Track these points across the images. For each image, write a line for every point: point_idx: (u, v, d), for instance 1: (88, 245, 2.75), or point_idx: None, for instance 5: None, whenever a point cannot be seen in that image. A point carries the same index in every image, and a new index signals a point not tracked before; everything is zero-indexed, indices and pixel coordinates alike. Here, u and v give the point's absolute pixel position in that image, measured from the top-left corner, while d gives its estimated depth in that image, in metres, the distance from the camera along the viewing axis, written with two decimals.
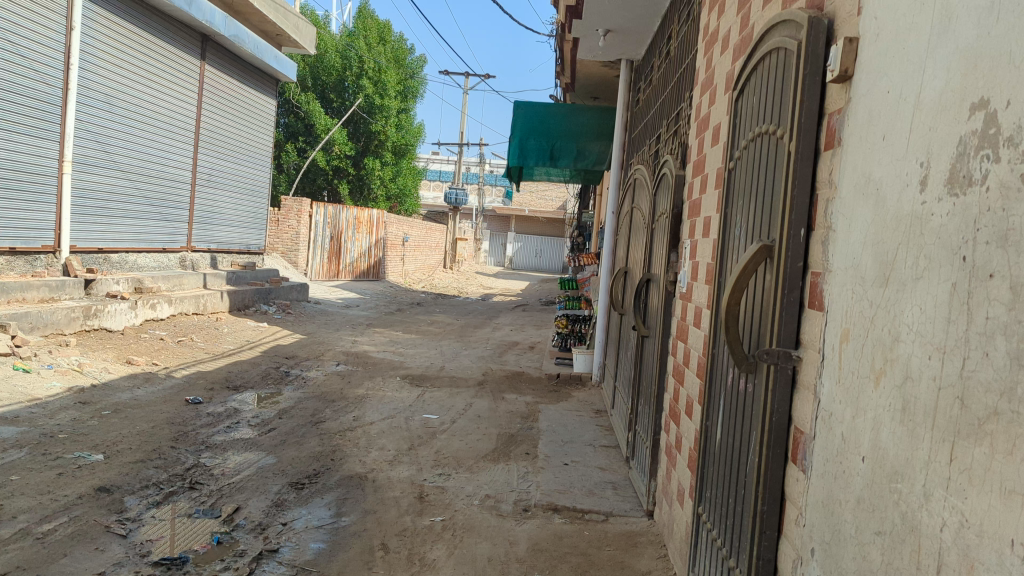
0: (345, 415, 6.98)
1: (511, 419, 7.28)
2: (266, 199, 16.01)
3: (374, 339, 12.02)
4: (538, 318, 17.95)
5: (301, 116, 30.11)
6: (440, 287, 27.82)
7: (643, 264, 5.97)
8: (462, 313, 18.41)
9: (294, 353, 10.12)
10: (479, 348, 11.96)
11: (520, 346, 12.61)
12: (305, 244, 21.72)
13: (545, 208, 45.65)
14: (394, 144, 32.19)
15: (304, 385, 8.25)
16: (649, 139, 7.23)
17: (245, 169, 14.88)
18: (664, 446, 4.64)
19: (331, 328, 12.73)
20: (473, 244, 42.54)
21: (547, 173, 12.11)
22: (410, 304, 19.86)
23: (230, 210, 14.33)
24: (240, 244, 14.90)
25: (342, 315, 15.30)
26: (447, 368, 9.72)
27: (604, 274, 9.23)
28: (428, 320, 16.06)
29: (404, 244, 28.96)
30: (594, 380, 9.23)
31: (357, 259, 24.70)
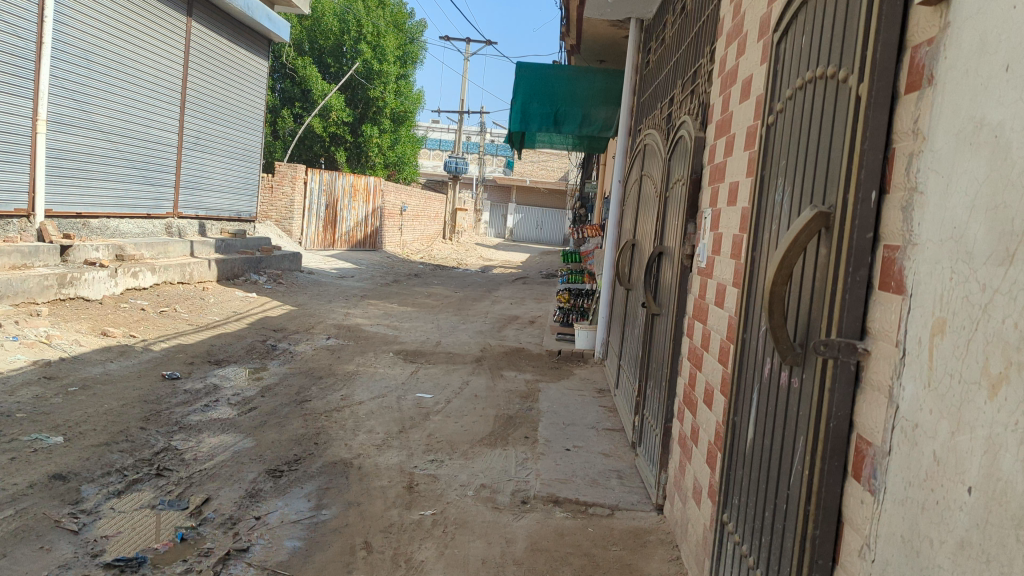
0: (333, 394, 6.57)
1: (509, 399, 6.86)
2: (258, 164, 15.49)
3: (367, 312, 11.59)
4: (538, 291, 17.51)
5: (297, 81, 29.45)
6: (439, 258, 27.37)
7: (654, 235, 5.51)
8: (461, 285, 17.96)
9: (282, 326, 9.68)
10: (477, 323, 11.53)
11: (520, 321, 12.19)
12: (300, 212, 21.26)
13: (546, 179, 45.03)
14: (393, 111, 31.54)
15: (291, 360, 7.84)
16: (661, 101, 6.73)
17: (236, 133, 14.34)
18: (677, 437, 4.21)
19: (323, 299, 12.29)
20: (473, 215, 41.99)
21: (550, 140, 11.61)
22: (407, 275, 19.41)
23: (220, 175, 13.83)
24: (230, 211, 14.43)
25: (336, 285, 14.84)
26: (442, 344, 9.29)
27: (608, 247, 8.78)
28: (425, 292, 15.62)
29: (403, 214, 28.44)
30: (596, 357, 8.81)
31: (354, 229, 24.21)
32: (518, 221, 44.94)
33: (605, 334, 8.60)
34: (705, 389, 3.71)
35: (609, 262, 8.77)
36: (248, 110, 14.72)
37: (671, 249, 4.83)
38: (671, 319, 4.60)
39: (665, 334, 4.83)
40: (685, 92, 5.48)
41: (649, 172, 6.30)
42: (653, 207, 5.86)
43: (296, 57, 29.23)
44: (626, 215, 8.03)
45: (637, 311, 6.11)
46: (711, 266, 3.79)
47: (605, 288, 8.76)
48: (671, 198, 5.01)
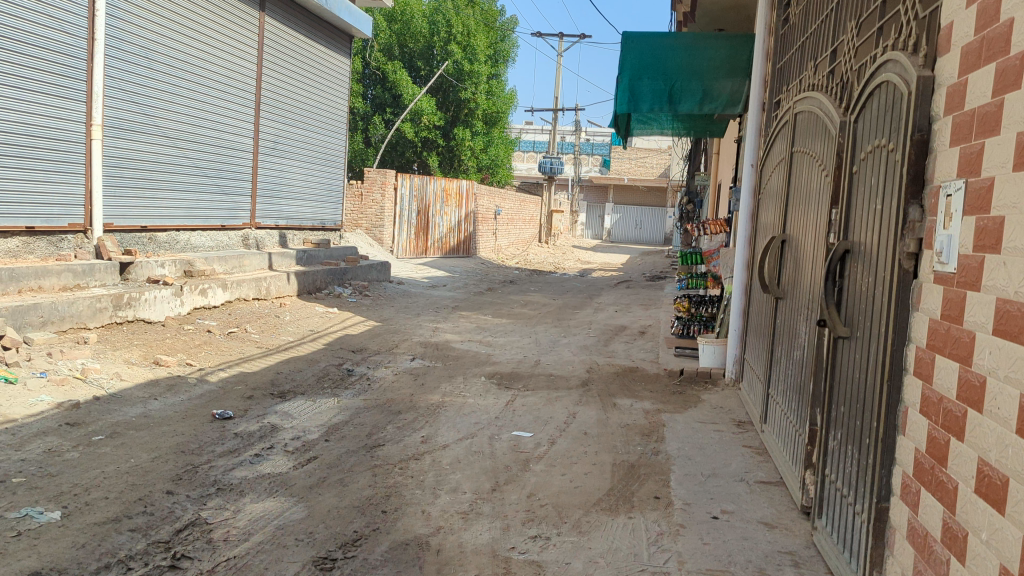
0: (411, 435, 5.36)
1: (628, 438, 5.49)
2: (342, 170, 14.68)
3: (457, 326, 10.45)
4: (644, 296, 16.02)
5: (388, 87, 28.80)
6: (536, 263, 26.18)
7: (828, 228, 4.06)
8: (560, 291, 16.67)
9: (363, 346, 8.61)
10: (580, 336, 10.19)
11: (629, 332, 10.77)
12: (390, 218, 20.50)
13: (645, 177, 43.21)
14: (485, 112, 30.53)
15: (367, 389, 6.71)
16: (816, 59, 5.27)
17: (317, 137, 13.54)
18: (904, 532, 2.76)
19: (410, 312, 11.22)
20: (569, 217, 40.66)
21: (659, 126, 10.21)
22: (502, 282, 18.24)
23: (300, 183, 13.07)
24: (313, 220, 13.64)
25: (426, 296, 13.80)
26: (542, 363, 8.00)
27: (739, 246, 7.32)
28: (521, 300, 14.38)
29: (497, 218, 27.38)
30: (728, 379, 7.35)
31: (447, 235, 23.27)
32: (616, 222, 43.31)
33: (741, 350, 7.16)
34: (976, 474, 2.26)
35: (743, 264, 7.30)
36: (329, 113, 13.91)
37: (865, 245, 3.38)
38: (876, 348, 3.14)
39: (858, 369, 3.37)
40: (867, 31, 4.01)
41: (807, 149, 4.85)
42: (819, 190, 4.41)
43: (385, 62, 28.61)
44: (765, 207, 6.57)
45: (800, 329, 4.65)
46: (978, 271, 2.35)
47: (739, 295, 7.30)
48: (861, 176, 3.56)
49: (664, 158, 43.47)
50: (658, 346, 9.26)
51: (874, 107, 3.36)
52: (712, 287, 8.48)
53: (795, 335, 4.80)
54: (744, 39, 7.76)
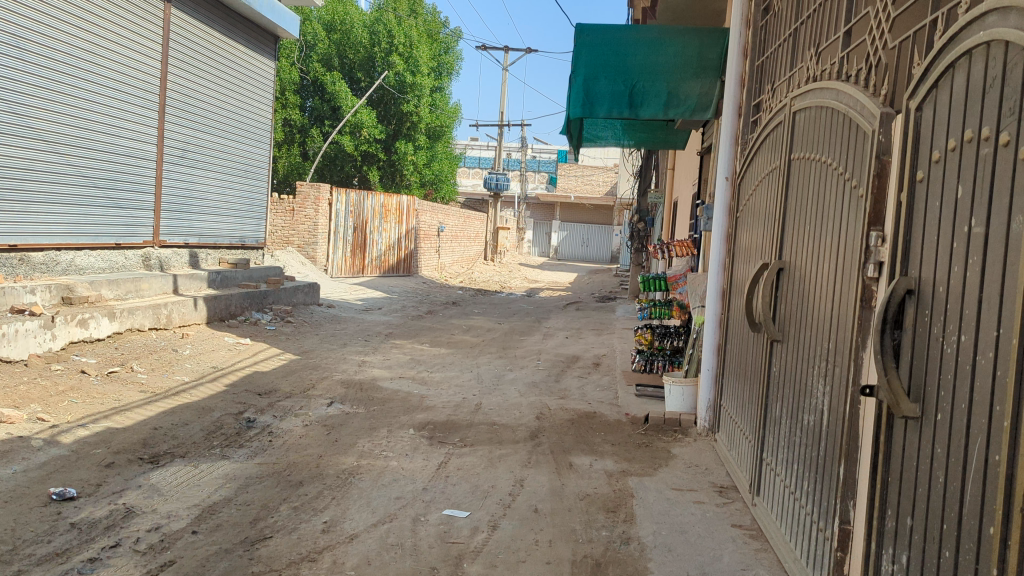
0: (311, 519, 4.14)
1: (589, 517, 4.35)
2: (265, 182, 13.36)
3: (388, 358, 9.22)
4: (595, 321, 14.98)
5: (326, 98, 27.48)
6: (480, 282, 25.04)
7: (862, 258, 2.95)
8: (506, 314, 15.53)
9: (273, 387, 7.33)
10: (528, 370, 9.04)
11: (581, 364, 9.67)
12: (325, 235, 19.19)
13: (591, 194, 42.47)
14: (428, 125, 29.42)
15: (267, 447, 5.45)
16: (815, 46, 4.21)
17: (236, 146, 12.21)
18: None
19: (336, 343, 9.94)
20: (515, 234, 39.67)
21: (614, 135, 9.19)
22: (443, 304, 17.04)
23: (215, 196, 11.72)
24: (230, 237, 12.25)
25: (358, 322, 12.52)
26: (484, 408, 6.83)
27: (711, 272, 6.25)
28: (463, 325, 13.20)
29: (441, 235, 26.18)
30: (701, 429, 6.29)
31: (386, 253, 21.98)
32: (563, 240, 42.48)
33: (718, 395, 6.08)
34: None
35: (717, 293, 6.24)
36: (250, 120, 12.59)
37: (939, 285, 2.25)
38: (978, 449, 1.99)
39: (934, 471, 2.22)
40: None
41: (815, 155, 3.78)
42: (841, 207, 3.32)
43: (323, 71, 27.29)
44: (748, 229, 5.52)
45: (814, 389, 3.54)
46: None
47: (713, 329, 6.23)
48: (926, 185, 2.43)
49: (610, 175, 42.83)
50: (616, 384, 8.17)
51: (954, 85, 2.24)
52: (677, 316, 7.26)
53: (805, 394, 3.69)
54: (713, 32, 6.73)
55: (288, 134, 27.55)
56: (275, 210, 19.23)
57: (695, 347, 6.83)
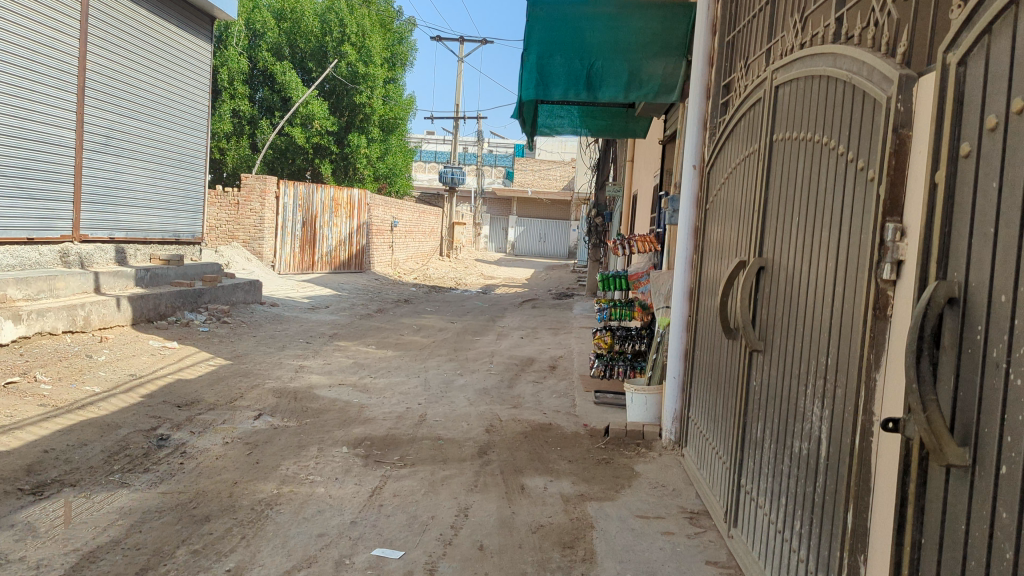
0: (213, 566, 3.48)
1: (543, 556, 3.76)
2: (202, 172, 12.46)
3: (330, 362, 8.53)
4: (552, 319, 14.43)
5: (277, 88, 26.53)
6: (436, 278, 24.36)
7: (877, 257, 2.43)
8: (459, 313, 14.90)
9: (196, 397, 6.58)
10: (480, 374, 8.43)
11: (537, 367, 9.09)
12: (271, 230, 18.33)
13: (548, 189, 42.00)
14: (381, 117, 28.61)
15: (176, 472, 4.74)
16: (800, 10, 3.67)
17: (169, 134, 11.36)
18: None
19: (274, 345, 9.21)
20: (472, 229, 39.01)
21: (573, 122, 8.62)
22: (395, 302, 16.34)
23: (145, 187, 10.80)
24: (165, 232, 11.40)
25: (301, 321, 11.78)
26: (429, 420, 6.19)
27: (677, 270, 5.72)
28: (414, 325, 12.54)
29: (394, 230, 25.41)
30: (666, 442, 5.75)
31: (337, 248, 21.12)
32: (520, 236, 41.96)
33: (686, 404, 5.54)
34: None
35: (683, 293, 5.70)
36: (183, 105, 11.70)
37: (1002, 292, 1.70)
38: None
39: (998, 540, 1.68)
40: None
41: (805, 136, 3.25)
42: (841, 195, 2.79)
43: (273, 60, 26.29)
44: (718, 222, 4.99)
45: (809, 410, 3.01)
46: None
47: (680, 332, 5.69)
48: (974, 162, 1.88)
49: (568, 170, 42.41)
50: (574, 390, 7.59)
51: (1020, 28, 1.71)
52: (640, 316, 6.73)
53: (796, 414, 3.16)
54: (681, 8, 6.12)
55: (236, 125, 26.51)
56: (219, 204, 18.35)
57: (658, 351, 6.28)
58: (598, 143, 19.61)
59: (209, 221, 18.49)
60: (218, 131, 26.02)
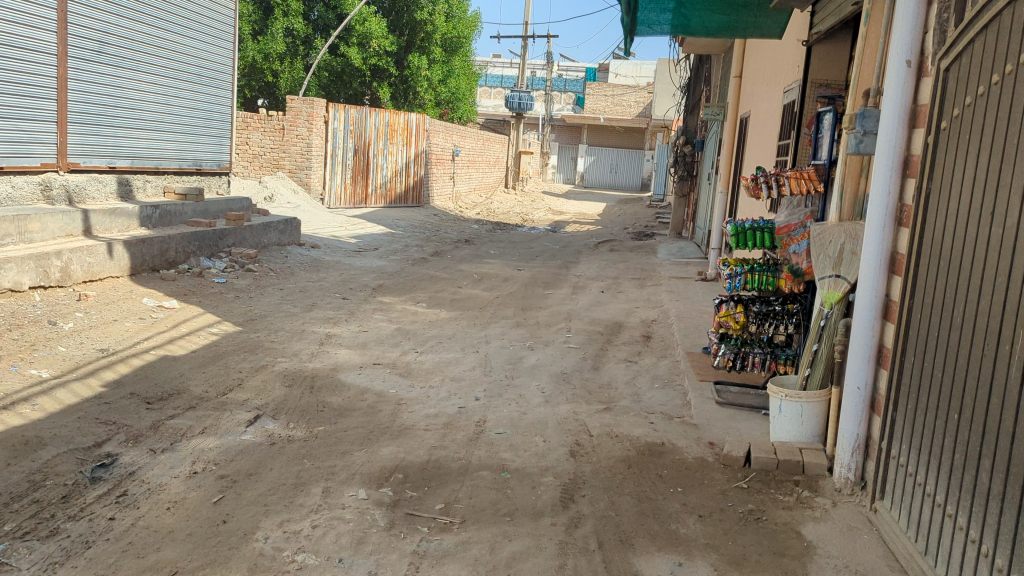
0: None
1: None
2: (229, 91, 10.68)
3: (367, 328, 6.79)
4: (635, 265, 12.45)
5: (332, 5, 24.39)
6: (500, 213, 22.51)
7: None
8: (527, 257, 13.00)
9: (178, 386, 4.88)
10: (555, 349, 6.56)
11: (626, 337, 7.18)
12: (320, 159, 16.63)
13: (621, 116, 39.24)
14: (443, 36, 26.35)
15: (94, 541, 3.03)
16: None
17: (186, 43, 9.57)
18: None
19: (302, 303, 7.51)
20: (539, 160, 36.83)
21: (689, 16, 6.54)
22: (454, 242, 14.52)
23: (155, 106, 9.11)
24: (184, 159, 9.74)
25: (343, 268, 10.08)
26: (489, 433, 4.38)
27: (871, 226, 3.74)
28: (475, 273, 10.71)
29: (456, 159, 23.46)
30: (839, 481, 3.84)
31: (393, 180, 19.19)
32: (589, 166, 39.59)
33: (880, 434, 3.62)
34: None
35: (881, 265, 3.71)
36: (204, 8, 9.86)
37: None
38: None
39: None
40: None
41: None
42: None
43: None
44: (974, 153, 3.00)
45: None
46: None
47: (870, 323, 3.73)
48: None
49: (642, 95, 39.50)
50: (684, 380, 5.66)
51: None
52: (788, 287, 4.77)
53: None
54: None
55: (290, 47, 24.61)
56: (263, 128, 16.64)
57: (818, 338, 4.36)
58: (688, 60, 17.13)
59: (253, 148, 16.82)
60: (271, 52, 24.14)
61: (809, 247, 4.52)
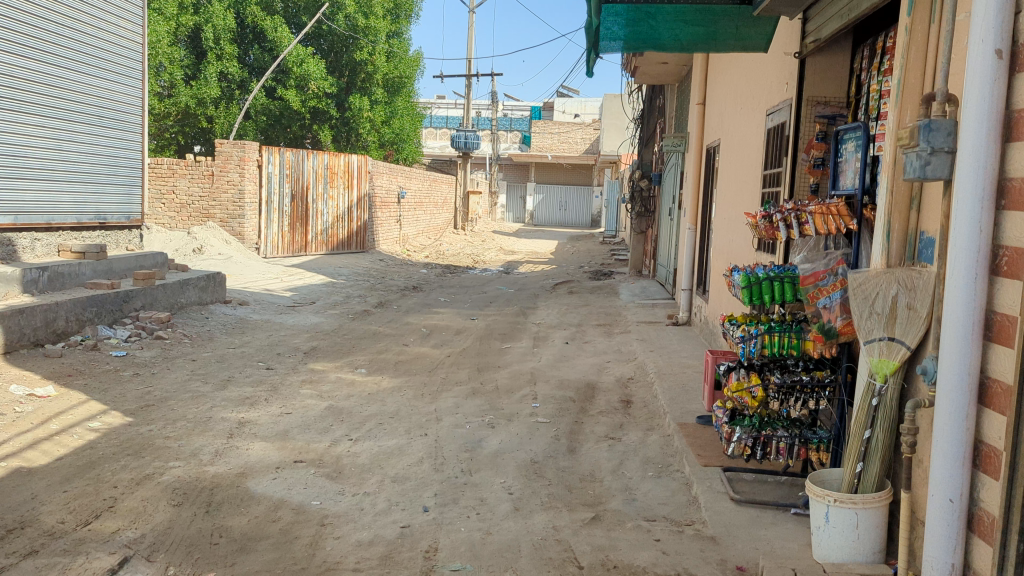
0: None
1: None
2: (139, 133, 9.48)
3: (291, 408, 5.59)
4: (599, 310, 11.44)
5: (268, 47, 23.34)
6: (450, 256, 21.41)
7: None
8: (481, 305, 11.90)
9: (23, 517, 3.64)
10: (521, 426, 5.43)
11: (603, 404, 6.08)
12: (253, 206, 15.39)
13: (569, 153, 38.67)
14: (384, 76, 25.37)
15: None
16: None
17: (84, 79, 8.38)
18: None
19: (216, 378, 6.27)
20: (488, 199, 35.95)
21: (659, 28, 5.61)
22: (401, 290, 13.36)
23: (47, 156, 7.88)
24: (85, 212, 8.50)
25: (272, 328, 8.84)
26: (443, 572, 3.22)
27: (954, 280, 2.75)
28: (423, 327, 9.56)
29: (403, 202, 22.35)
30: None
31: (334, 225, 17.97)
32: (539, 204, 38.87)
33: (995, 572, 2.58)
34: None
35: (971, 336, 2.72)
36: (105, 40, 8.70)
37: None
38: None
39: None
40: None
41: None
42: None
43: (262, 15, 23.04)
44: None
45: None
46: None
47: (962, 415, 2.73)
48: None
49: (589, 132, 39.05)
50: (683, 465, 4.57)
51: None
52: (817, 351, 3.76)
53: None
54: None
55: (225, 90, 23.24)
56: (190, 175, 15.33)
57: (870, 422, 3.37)
58: (640, 91, 16.37)
59: (180, 196, 15.49)
60: (204, 97, 22.69)
61: (847, 301, 3.60)
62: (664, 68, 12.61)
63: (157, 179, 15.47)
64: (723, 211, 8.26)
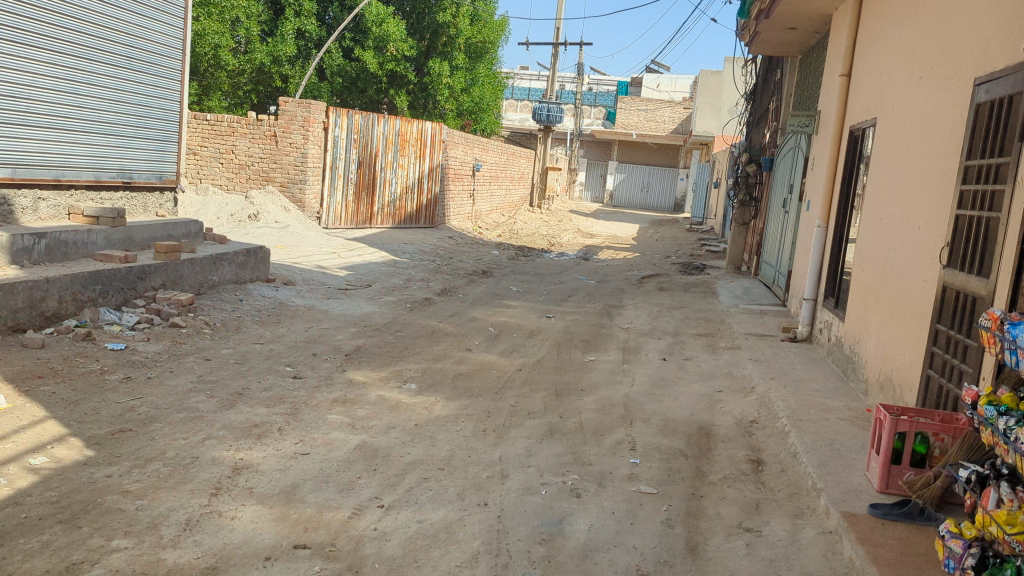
0: None
1: None
2: (178, 81, 8.26)
3: (308, 446, 4.20)
4: (696, 314, 9.79)
5: (348, 4, 22.10)
6: (525, 236, 19.94)
7: None
8: (559, 298, 10.38)
9: None
10: (618, 500, 3.91)
11: (725, 467, 4.51)
12: (316, 172, 14.16)
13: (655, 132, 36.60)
14: (466, 41, 23.84)
15: None
16: None
17: (114, 14, 7.17)
18: None
19: (226, 389, 4.92)
20: (567, 176, 34.28)
21: None
22: (469, 274, 11.94)
23: (57, 97, 6.64)
24: (107, 169, 7.35)
25: (315, 316, 7.52)
26: None
27: None
28: (491, 325, 8.09)
29: (478, 174, 20.91)
30: None
31: (403, 197, 16.65)
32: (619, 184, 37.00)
33: None
34: None
35: None
36: None
37: None
38: None
39: None
40: None
41: None
42: None
43: None
44: None
45: None
46: None
47: None
48: None
49: (679, 111, 36.90)
50: None
51: None
52: None
53: None
54: None
55: (301, 50, 22.06)
56: (251, 135, 14.17)
57: None
58: (752, 64, 14.43)
59: (239, 156, 14.34)
60: (280, 56, 21.41)
61: None
62: (790, 35, 10.75)
63: (216, 138, 14.34)
64: (880, 210, 6.50)
